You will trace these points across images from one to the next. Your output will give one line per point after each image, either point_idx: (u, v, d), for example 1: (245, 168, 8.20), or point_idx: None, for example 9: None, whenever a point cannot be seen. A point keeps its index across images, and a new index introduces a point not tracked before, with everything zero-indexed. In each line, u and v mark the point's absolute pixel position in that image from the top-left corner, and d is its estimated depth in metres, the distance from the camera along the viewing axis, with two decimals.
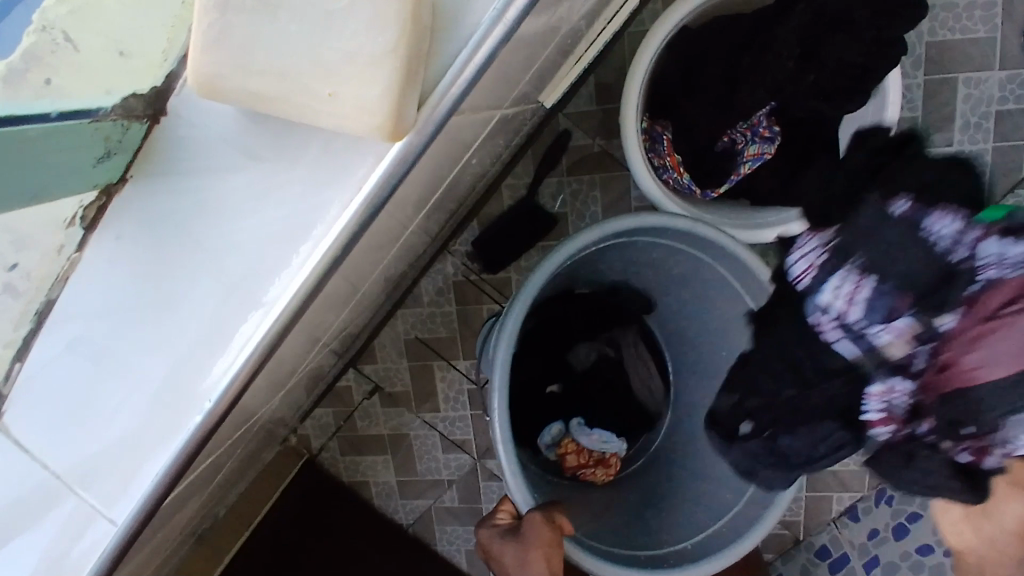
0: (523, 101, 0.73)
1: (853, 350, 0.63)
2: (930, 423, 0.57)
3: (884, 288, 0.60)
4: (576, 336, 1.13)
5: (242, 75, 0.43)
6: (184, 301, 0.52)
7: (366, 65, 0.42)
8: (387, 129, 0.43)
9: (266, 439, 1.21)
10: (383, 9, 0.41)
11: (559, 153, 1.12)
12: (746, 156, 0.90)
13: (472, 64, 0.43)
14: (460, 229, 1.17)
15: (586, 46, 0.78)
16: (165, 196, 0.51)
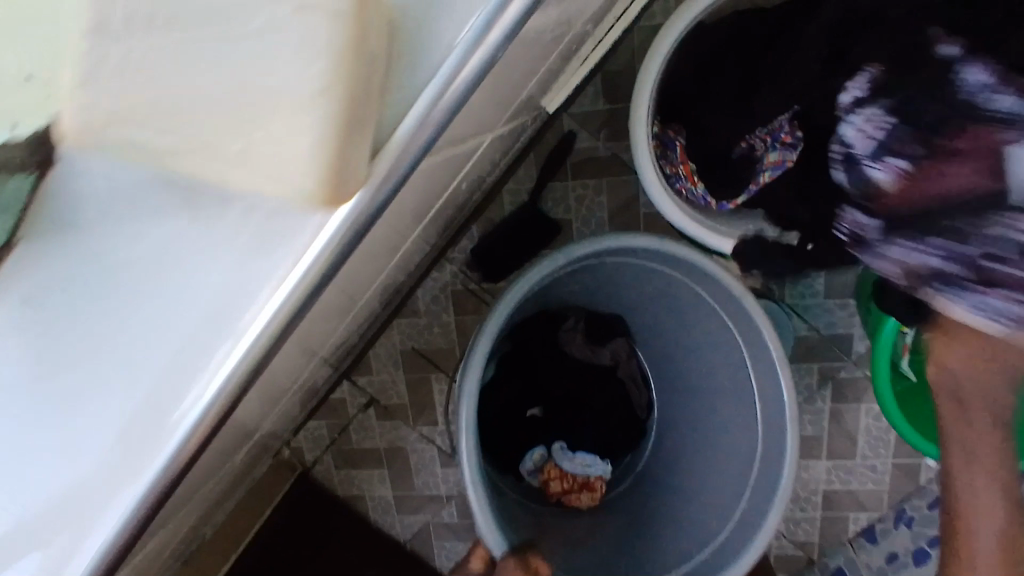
0: (525, 107, 0.66)
1: (854, 177, 0.69)
2: (905, 239, 0.66)
3: (893, 127, 0.64)
4: (563, 355, 1.09)
5: (138, 124, 0.36)
6: (99, 382, 0.44)
7: (293, 108, 0.34)
8: (325, 191, 0.36)
9: (258, 453, 1.15)
10: (312, 36, 0.34)
11: (563, 156, 1.06)
12: (765, 165, 0.82)
13: (445, 97, 0.37)
14: (458, 236, 1.11)
15: (592, 47, 0.71)
16: (71, 259, 0.43)
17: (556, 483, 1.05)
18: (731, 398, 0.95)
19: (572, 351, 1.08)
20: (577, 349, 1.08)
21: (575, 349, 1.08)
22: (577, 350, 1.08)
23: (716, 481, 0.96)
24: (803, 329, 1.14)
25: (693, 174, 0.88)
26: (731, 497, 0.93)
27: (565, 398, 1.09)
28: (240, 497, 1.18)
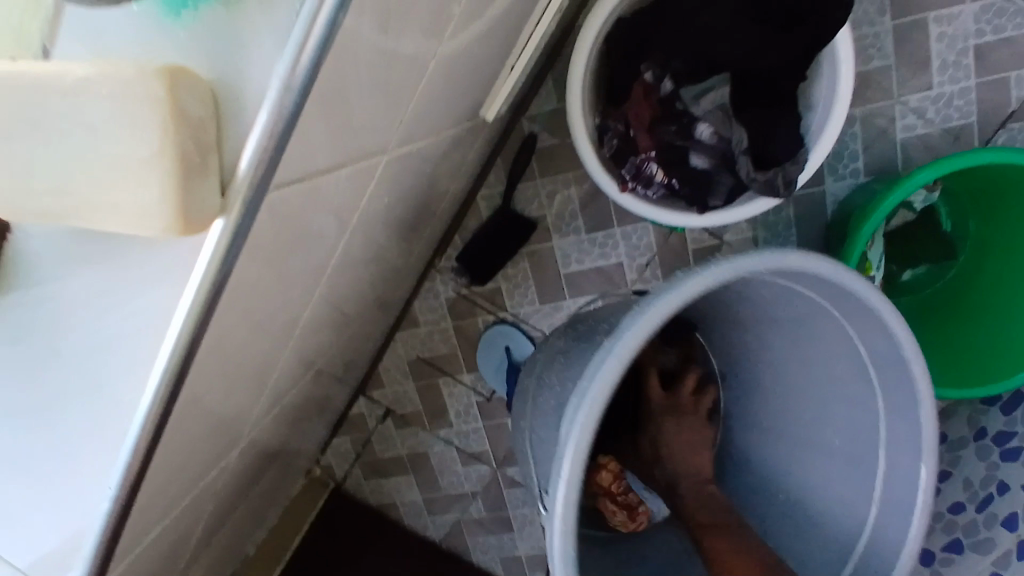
0: (460, 119, 0.73)
1: (648, 138, 0.80)
2: (638, 170, 0.81)
3: (683, 123, 0.79)
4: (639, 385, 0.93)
5: (26, 202, 0.37)
6: (65, 414, 0.44)
7: (136, 165, 0.35)
8: (177, 228, 0.35)
9: (289, 472, 1.22)
10: (134, 108, 0.34)
11: (527, 157, 1.12)
12: (659, 167, 0.80)
13: (269, 126, 0.35)
14: (444, 246, 1.19)
15: (519, 51, 0.76)
16: (16, 310, 0.44)
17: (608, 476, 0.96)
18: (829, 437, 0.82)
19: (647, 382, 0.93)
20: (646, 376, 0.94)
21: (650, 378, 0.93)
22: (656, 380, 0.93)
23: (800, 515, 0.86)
24: None
25: (637, 179, 0.81)
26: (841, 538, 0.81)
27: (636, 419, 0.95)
28: (277, 514, 1.28)
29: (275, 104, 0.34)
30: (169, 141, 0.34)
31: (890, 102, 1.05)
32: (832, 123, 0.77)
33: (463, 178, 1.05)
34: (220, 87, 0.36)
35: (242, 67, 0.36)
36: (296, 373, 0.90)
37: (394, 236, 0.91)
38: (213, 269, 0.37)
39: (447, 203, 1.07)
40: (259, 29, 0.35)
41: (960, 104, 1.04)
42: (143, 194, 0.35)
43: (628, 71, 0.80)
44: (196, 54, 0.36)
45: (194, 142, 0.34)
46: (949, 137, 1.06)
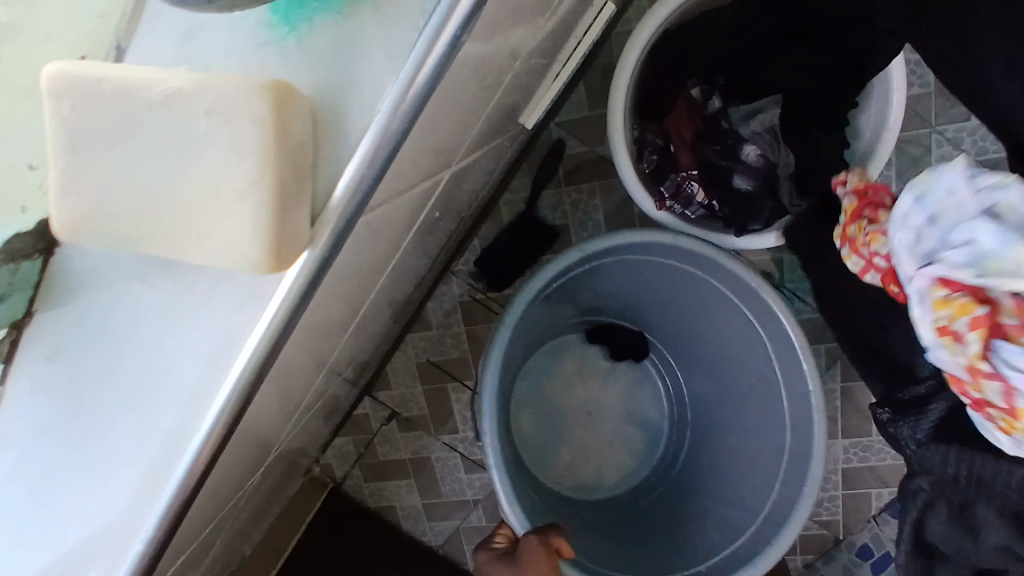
0: (499, 127, 0.70)
1: (688, 154, 0.78)
2: (677, 186, 0.79)
3: (731, 140, 0.77)
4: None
5: (117, 213, 0.42)
6: (114, 425, 0.51)
7: (238, 189, 0.39)
8: (270, 253, 0.40)
9: (289, 472, 1.19)
10: (243, 133, 0.39)
11: (553, 163, 1.09)
12: (698, 187, 0.78)
13: (369, 156, 0.40)
14: (462, 249, 1.16)
15: (563, 62, 0.74)
16: (74, 325, 0.52)
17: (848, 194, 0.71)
18: (753, 391, 0.97)
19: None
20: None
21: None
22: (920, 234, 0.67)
23: (737, 472, 0.98)
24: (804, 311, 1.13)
25: (673, 197, 0.79)
26: (762, 495, 0.93)
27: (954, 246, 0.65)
28: (275, 515, 1.24)
29: (381, 129, 0.40)
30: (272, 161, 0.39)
31: (926, 130, 1.03)
32: (879, 156, 0.76)
33: (487, 183, 1.03)
34: (320, 106, 0.42)
35: (347, 89, 0.42)
36: (311, 376, 0.87)
37: (418, 238, 0.88)
38: (299, 281, 0.42)
39: (471, 207, 1.06)
40: (364, 58, 0.42)
41: None
42: (241, 205, 0.40)
43: (673, 85, 0.79)
44: (303, 72, 0.42)
45: (294, 161, 0.40)
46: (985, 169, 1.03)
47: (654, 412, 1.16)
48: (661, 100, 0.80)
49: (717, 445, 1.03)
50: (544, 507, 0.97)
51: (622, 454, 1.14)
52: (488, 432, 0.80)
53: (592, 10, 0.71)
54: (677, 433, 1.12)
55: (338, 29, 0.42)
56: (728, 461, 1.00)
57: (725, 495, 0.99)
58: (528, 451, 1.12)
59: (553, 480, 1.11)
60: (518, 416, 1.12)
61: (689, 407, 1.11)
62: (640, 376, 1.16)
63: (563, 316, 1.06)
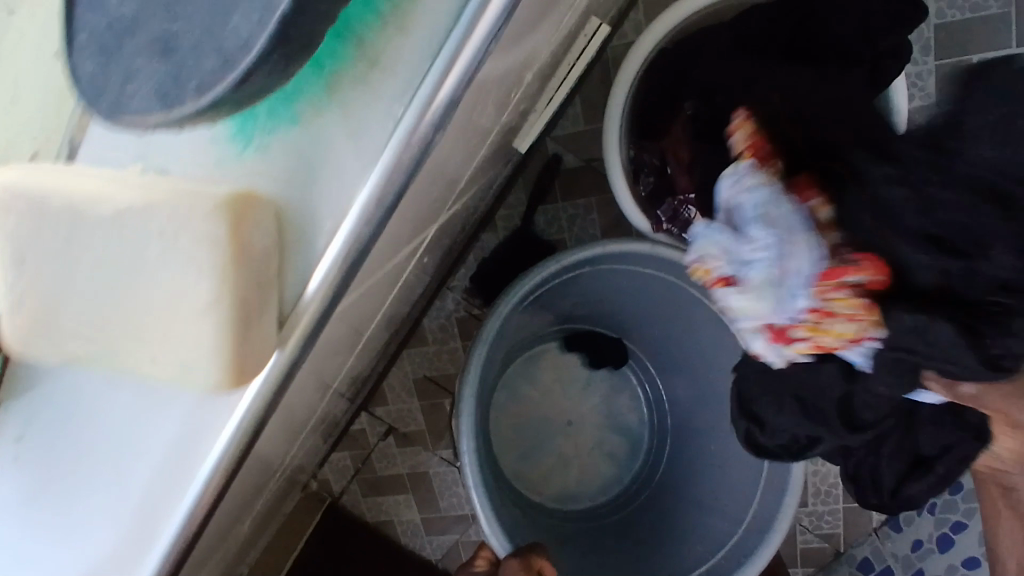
0: (493, 153, 0.68)
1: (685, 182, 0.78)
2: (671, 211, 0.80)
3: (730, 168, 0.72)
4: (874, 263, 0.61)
5: (83, 331, 0.45)
6: (79, 514, 0.52)
7: (196, 309, 0.42)
8: (235, 364, 0.43)
9: (286, 490, 1.18)
10: (199, 260, 0.41)
11: (549, 179, 1.08)
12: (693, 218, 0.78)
13: (337, 262, 0.43)
14: (457, 265, 1.14)
15: (556, 83, 0.72)
16: (30, 421, 0.52)
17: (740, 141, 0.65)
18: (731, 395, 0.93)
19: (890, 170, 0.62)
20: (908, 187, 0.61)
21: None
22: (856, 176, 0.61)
23: (719, 479, 0.95)
24: None
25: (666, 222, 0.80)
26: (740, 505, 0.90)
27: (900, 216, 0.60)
28: (272, 532, 1.23)
29: (354, 230, 0.42)
30: (236, 275, 0.41)
31: None
32: None
33: (482, 199, 1.02)
34: (286, 213, 0.43)
35: (307, 189, 0.43)
36: (308, 402, 0.85)
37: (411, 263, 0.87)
38: (277, 374, 0.45)
39: (466, 224, 1.04)
40: (324, 160, 0.43)
41: None
42: (212, 320, 0.42)
43: (668, 104, 0.79)
44: (265, 178, 0.43)
45: (259, 270, 0.42)
46: None
47: (635, 419, 1.13)
48: (658, 119, 0.80)
49: (699, 451, 1.01)
50: (523, 521, 0.95)
51: (604, 463, 1.12)
52: (465, 455, 0.77)
53: (587, 30, 0.69)
54: (659, 440, 1.10)
55: (297, 134, 0.43)
56: (707, 467, 0.98)
57: (705, 499, 0.96)
58: (508, 461, 1.10)
59: (534, 491, 1.09)
60: (498, 426, 1.10)
61: (670, 415, 1.08)
62: (621, 385, 1.13)
63: (541, 324, 1.03)
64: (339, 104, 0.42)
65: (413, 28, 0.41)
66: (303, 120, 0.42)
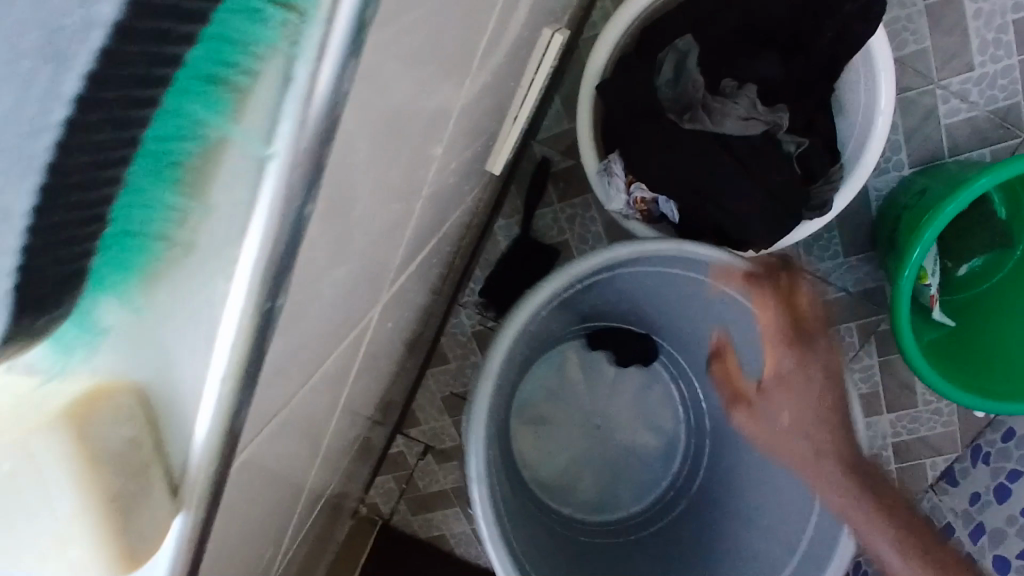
0: (470, 184, 0.66)
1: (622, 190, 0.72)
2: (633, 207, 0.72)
3: (681, 108, 0.70)
4: (705, 198, 0.67)
5: None
6: None
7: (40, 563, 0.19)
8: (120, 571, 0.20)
9: (335, 519, 1.18)
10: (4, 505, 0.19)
11: (542, 182, 1.06)
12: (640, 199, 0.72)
13: (222, 373, 0.19)
14: (465, 281, 1.15)
15: (519, 102, 0.69)
16: None
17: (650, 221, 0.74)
18: None
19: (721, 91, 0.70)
20: (736, 123, 0.67)
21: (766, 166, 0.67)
22: (670, 105, 0.70)
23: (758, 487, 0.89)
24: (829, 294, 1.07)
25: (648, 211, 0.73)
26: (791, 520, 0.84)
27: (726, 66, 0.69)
28: (329, 565, 1.23)
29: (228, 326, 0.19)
30: (89, 480, 0.19)
31: (930, 88, 0.96)
32: (873, 130, 0.68)
33: (479, 214, 1.01)
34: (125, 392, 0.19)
35: (178, 377, 0.20)
36: (338, 442, 0.84)
37: (419, 288, 0.85)
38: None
39: (467, 242, 1.03)
40: (191, 344, 0.19)
41: (1006, 82, 0.95)
42: (63, 541, 0.19)
43: (642, 87, 0.68)
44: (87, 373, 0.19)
45: (122, 471, 0.19)
46: (998, 118, 0.96)
47: (668, 420, 1.09)
48: (634, 97, 0.68)
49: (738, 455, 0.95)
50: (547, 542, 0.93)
51: (636, 469, 1.09)
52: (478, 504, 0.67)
53: (541, 41, 0.66)
54: (694, 443, 1.05)
55: (128, 318, 0.18)
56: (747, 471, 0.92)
57: (742, 518, 0.90)
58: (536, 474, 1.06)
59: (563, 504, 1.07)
60: (521, 436, 1.06)
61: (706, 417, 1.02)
62: (651, 383, 1.08)
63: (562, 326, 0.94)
64: (183, 261, 0.18)
65: (253, 97, 0.16)
66: (127, 303, 0.18)
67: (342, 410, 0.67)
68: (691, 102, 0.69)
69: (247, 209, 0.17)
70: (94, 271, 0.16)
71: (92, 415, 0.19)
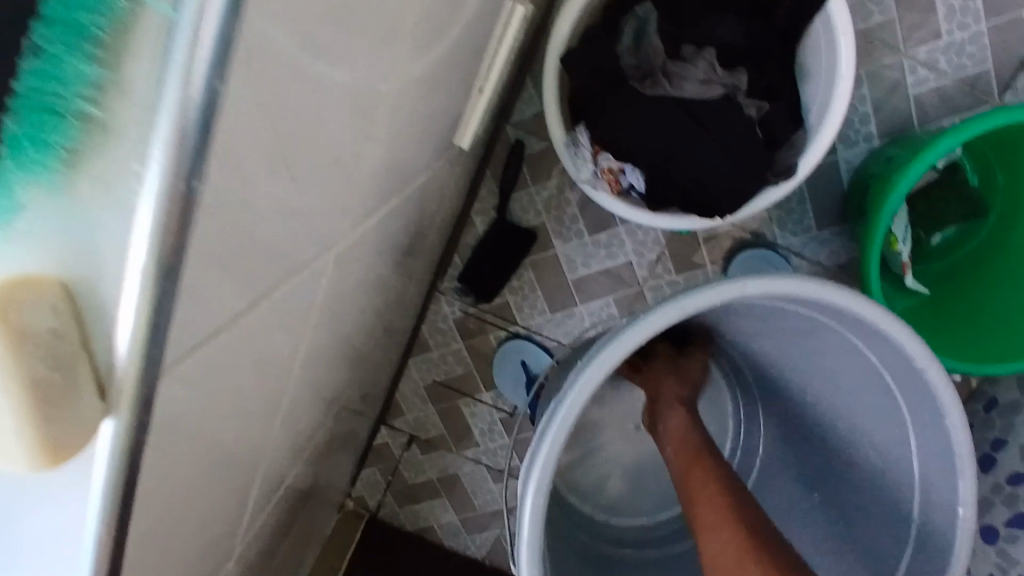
0: (438, 154, 0.66)
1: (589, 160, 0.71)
2: (600, 178, 0.71)
3: (643, 75, 0.70)
4: (673, 160, 0.67)
5: None
6: None
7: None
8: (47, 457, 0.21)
9: (320, 511, 1.17)
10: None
11: (518, 165, 1.07)
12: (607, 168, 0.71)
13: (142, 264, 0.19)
14: (445, 267, 1.15)
15: (486, 71, 0.69)
16: None
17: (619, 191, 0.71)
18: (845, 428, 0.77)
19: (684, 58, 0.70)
20: (696, 87, 0.68)
21: (728, 130, 0.67)
22: (632, 72, 0.70)
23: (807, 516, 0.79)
24: (805, 267, 1.08)
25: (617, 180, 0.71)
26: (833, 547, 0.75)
27: (687, 35, 0.71)
28: (315, 559, 1.22)
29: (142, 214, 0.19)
30: (19, 363, 0.20)
31: (898, 58, 0.97)
32: (834, 88, 0.67)
33: (456, 196, 1.01)
34: (56, 279, 0.20)
35: (101, 267, 0.20)
36: (315, 424, 0.83)
37: (395, 268, 0.85)
38: (115, 479, 0.22)
39: (445, 225, 1.03)
40: (113, 237, 0.20)
41: (973, 51, 0.96)
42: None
43: (609, 52, 0.68)
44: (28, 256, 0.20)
45: (50, 356, 0.20)
46: (966, 86, 0.98)
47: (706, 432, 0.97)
48: (603, 63, 0.68)
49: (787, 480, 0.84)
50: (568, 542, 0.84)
51: (659, 477, 0.98)
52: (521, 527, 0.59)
53: (507, 9, 0.66)
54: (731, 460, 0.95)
55: (54, 200, 0.20)
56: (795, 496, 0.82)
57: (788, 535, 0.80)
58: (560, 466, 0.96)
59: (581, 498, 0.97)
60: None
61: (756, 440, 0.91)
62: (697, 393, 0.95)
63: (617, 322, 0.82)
64: (103, 146, 0.19)
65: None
66: (51, 183, 0.19)
67: (314, 384, 0.66)
68: (653, 70, 0.70)
69: (161, 82, 0.17)
70: (12, 136, 0.19)
71: (14, 298, 0.19)
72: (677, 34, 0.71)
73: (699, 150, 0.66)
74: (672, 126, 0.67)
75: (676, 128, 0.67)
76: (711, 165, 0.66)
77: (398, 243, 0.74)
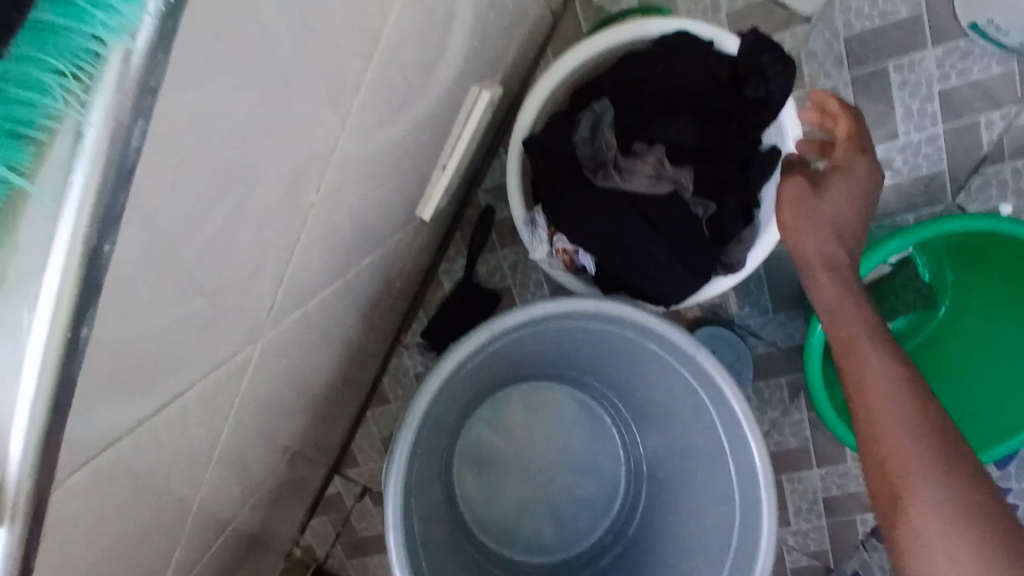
0: (396, 224, 0.68)
1: (546, 239, 0.74)
2: (554, 254, 0.75)
3: (594, 164, 0.71)
4: (617, 252, 0.70)
5: None
6: None
7: None
8: None
9: (263, 560, 1.15)
10: None
11: (488, 228, 1.09)
12: (562, 249, 0.74)
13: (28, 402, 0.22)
14: (408, 322, 1.16)
15: (451, 150, 0.72)
16: None
17: (569, 267, 0.76)
18: (700, 457, 0.80)
19: (637, 152, 0.72)
20: (646, 182, 0.70)
21: (673, 228, 0.70)
22: (587, 163, 0.71)
23: (689, 538, 0.81)
24: (760, 347, 1.11)
25: (569, 258, 0.75)
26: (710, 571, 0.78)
27: (640, 129, 0.73)
28: None
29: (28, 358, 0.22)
30: None
31: None
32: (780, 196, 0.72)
33: (423, 255, 1.03)
34: None
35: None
36: (264, 473, 0.83)
37: (358, 325, 0.86)
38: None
39: (411, 281, 1.05)
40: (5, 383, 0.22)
41: (929, 151, 1.01)
42: None
43: (563, 146, 0.71)
44: None
45: None
46: (921, 184, 1.01)
47: (610, 460, 0.98)
48: (558, 158, 0.72)
49: (673, 501, 0.86)
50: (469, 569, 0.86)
51: (581, 510, 0.97)
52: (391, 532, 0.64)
53: (475, 91, 0.70)
54: (634, 488, 0.96)
55: None
56: (680, 516, 0.84)
57: (667, 557, 0.84)
58: (477, 516, 0.96)
59: (503, 543, 0.96)
60: (462, 478, 0.95)
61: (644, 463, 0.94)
62: (593, 424, 0.99)
63: (501, 373, 0.87)
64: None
65: (51, 153, 0.20)
66: None
67: (255, 443, 0.66)
68: (604, 160, 0.71)
69: (46, 249, 0.20)
70: None
71: None
72: (632, 128, 0.73)
73: (641, 244, 0.69)
74: (619, 218, 0.69)
75: (622, 221, 0.69)
76: (652, 259, 0.69)
77: (357, 304, 0.76)
